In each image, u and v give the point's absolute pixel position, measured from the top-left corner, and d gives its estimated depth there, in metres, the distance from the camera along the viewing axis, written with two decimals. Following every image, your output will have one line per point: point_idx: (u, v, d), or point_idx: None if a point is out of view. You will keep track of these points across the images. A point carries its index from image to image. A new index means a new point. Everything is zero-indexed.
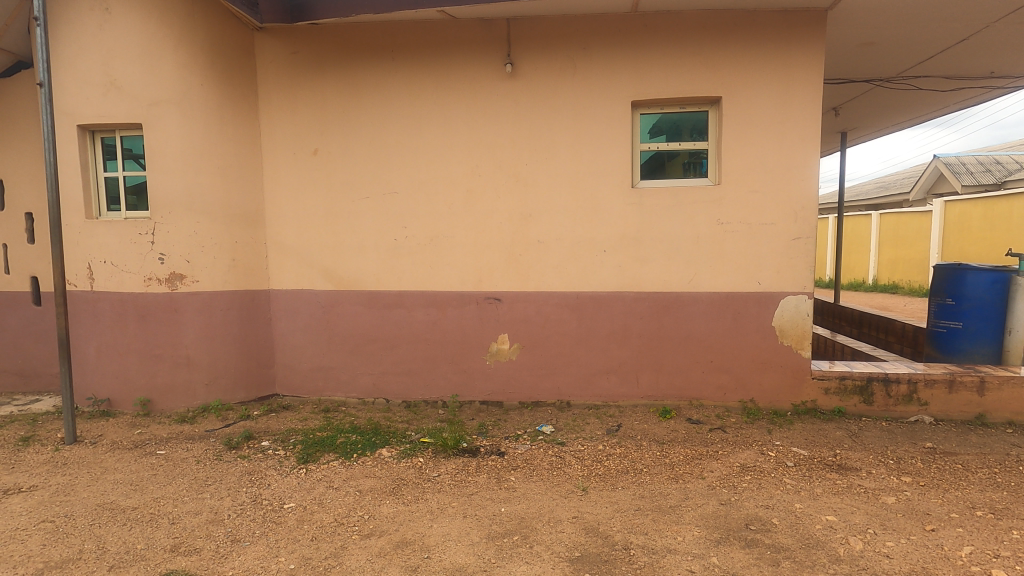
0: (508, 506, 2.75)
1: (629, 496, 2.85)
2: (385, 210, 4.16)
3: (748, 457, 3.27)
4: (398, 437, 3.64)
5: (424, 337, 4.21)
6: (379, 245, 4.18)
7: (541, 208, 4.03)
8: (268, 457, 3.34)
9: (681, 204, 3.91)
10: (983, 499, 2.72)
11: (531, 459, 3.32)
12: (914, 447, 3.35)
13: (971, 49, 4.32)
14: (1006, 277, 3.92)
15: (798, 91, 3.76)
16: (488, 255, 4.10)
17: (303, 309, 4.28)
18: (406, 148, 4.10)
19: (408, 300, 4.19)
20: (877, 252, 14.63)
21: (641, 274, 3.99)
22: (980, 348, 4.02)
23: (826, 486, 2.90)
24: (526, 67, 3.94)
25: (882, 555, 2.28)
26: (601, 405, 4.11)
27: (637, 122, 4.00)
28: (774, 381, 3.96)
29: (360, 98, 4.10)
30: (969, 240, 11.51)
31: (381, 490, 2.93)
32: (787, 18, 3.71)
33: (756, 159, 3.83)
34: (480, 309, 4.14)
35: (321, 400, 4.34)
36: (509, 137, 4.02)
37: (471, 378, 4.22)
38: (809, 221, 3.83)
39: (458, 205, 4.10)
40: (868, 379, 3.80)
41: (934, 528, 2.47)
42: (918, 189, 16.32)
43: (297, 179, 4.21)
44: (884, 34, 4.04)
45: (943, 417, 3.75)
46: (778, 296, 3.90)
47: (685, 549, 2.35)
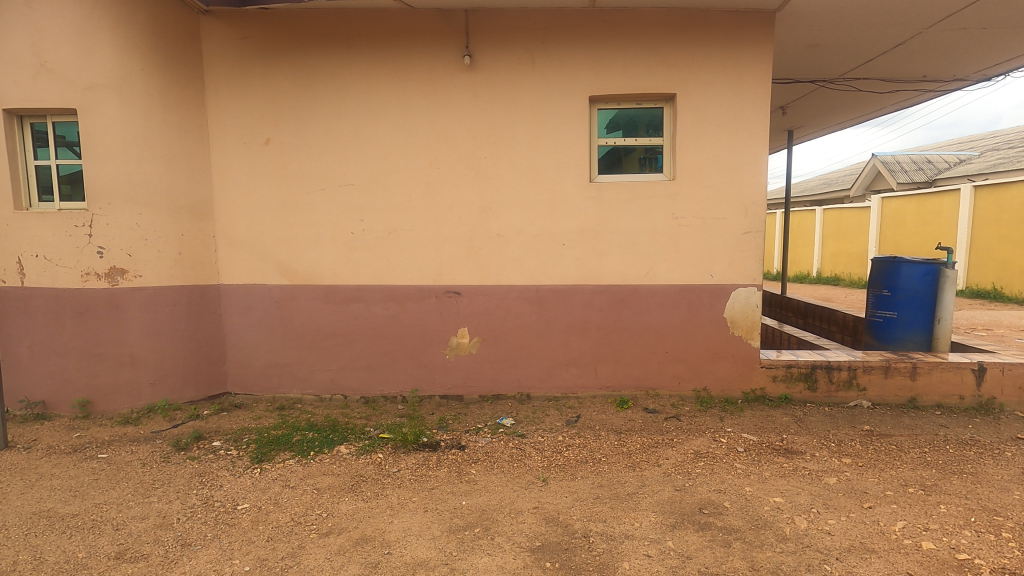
0: (469, 499, 2.76)
1: (588, 485, 2.90)
2: (342, 202, 4.07)
3: (702, 444, 3.38)
4: (357, 433, 3.59)
5: (383, 331, 4.15)
6: (336, 239, 4.09)
7: (501, 202, 4.03)
8: (220, 458, 3.23)
9: (638, 199, 3.99)
10: (915, 476, 2.91)
11: (491, 452, 3.33)
12: (853, 430, 3.55)
13: (906, 54, 4.57)
14: (936, 270, 4.17)
15: (749, 91, 3.88)
16: (448, 248, 4.08)
17: (256, 304, 4.15)
18: (363, 139, 4.02)
19: (367, 294, 4.11)
20: (820, 245, 15.32)
21: (600, 267, 4.05)
22: (913, 336, 4.28)
23: (774, 469, 3.04)
24: (485, 59, 3.92)
25: (824, 532, 2.41)
26: (561, 396, 4.16)
27: (594, 117, 4.05)
28: (726, 370, 4.10)
29: (314, 87, 3.99)
30: (905, 234, 12.21)
31: (340, 487, 2.89)
32: (738, 19, 3.83)
33: (709, 156, 3.94)
34: (440, 303, 4.12)
35: (275, 398, 4.23)
36: (468, 130, 3.99)
37: (431, 372, 4.19)
38: (758, 216, 3.98)
39: (417, 197, 4.05)
40: (812, 367, 3.99)
41: (871, 505, 2.62)
42: (858, 186, 17.21)
43: (248, 170, 4.06)
44: (828, 36, 4.22)
45: (879, 402, 3.97)
46: (729, 288, 4.03)
47: (643, 534, 2.42)
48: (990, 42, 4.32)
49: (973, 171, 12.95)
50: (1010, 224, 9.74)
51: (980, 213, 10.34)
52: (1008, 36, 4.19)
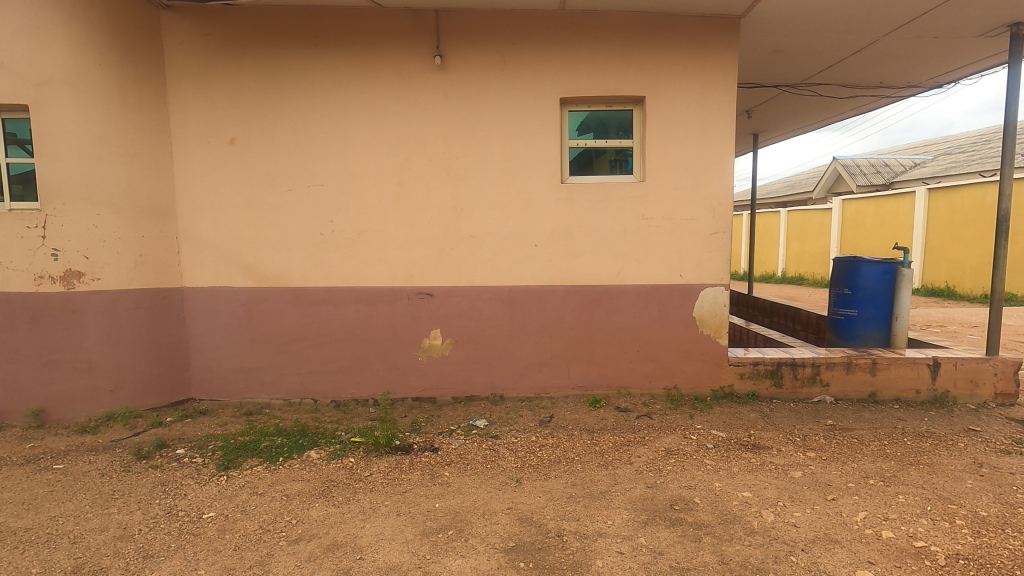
0: (443, 502, 2.74)
1: (561, 484, 2.92)
2: (311, 202, 4.00)
3: (673, 441, 3.44)
4: (327, 437, 3.53)
5: (353, 334, 4.09)
6: (304, 240, 4.02)
7: (473, 203, 4.02)
8: (184, 466, 3.13)
9: (609, 200, 4.03)
10: (875, 468, 3.01)
11: (464, 453, 3.31)
12: (817, 424, 3.65)
13: (864, 60, 4.73)
14: (894, 268, 4.34)
15: (715, 94, 3.97)
16: (420, 249, 4.05)
17: (222, 307, 4.05)
18: (332, 139, 3.96)
19: (337, 296, 4.05)
20: (785, 246, 15.74)
21: (572, 267, 4.08)
22: (872, 333, 4.43)
23: (742, 464, 3.11)
24: (455, 59, 3.91)
25: (790, 524, 2.47)
26: (534, 397, 4.17)
27: (565, 118, 4.08)
28: (696, 368, 4.17)
29: (281, 85, 3.91)
30: (864, 235, 12.65)
31: (310, 493, 2.83)
32: (704, 24, 3.90)
33: (678, 158, 4.01)
34: (412, 304, 4.08)
35: (242, 403, 4.12)
36: (440, 131, 3.97)
37: (403, 375, 4.15)
38: (725, 217, 4.07)
39: (388, 198, 4.01)
40: (778, 364, 4.09)
41: (835, 497, 2.71)
42: (820, 188, 17.76)
43: (212, 169, 3.96)
44: (791, 42, 4.34)
45: (842, 397, 4.09)
46: (698, 287, 4.11)
47: (615, 532, 2.45)
48: (941, 51, 4.51)
49: (927, 174, 13.50)
50: (962, 225, 10.18)
51: (934, 214, 10.79)
52: (958, 46, 4.38)
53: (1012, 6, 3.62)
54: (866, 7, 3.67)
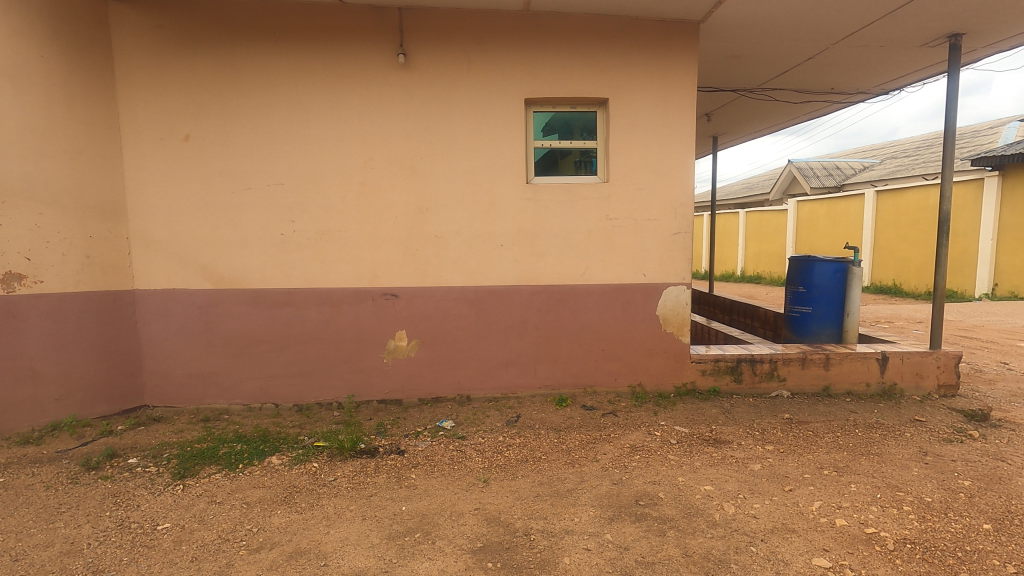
0: (409, 505, 2.71)
1: (528, 483, 2.93)
2: (271, 202, 3.90)
3: (638, 438, 3.49)
4: (289, 443, 3.44)
5: (316, 336, 4.01)
6: (264, 240, 3.91)
7: (438, 202, 4.00)
8: (136, 476, 3.01)
9: (573, 200, 4.07)
10: (829, 459, 3.13)
11: (431, 455, 3.29)
12: (774, 418, 3.77)
13: (816, 67, 4.92)
14: (845, 267, 4.52)
15: (676, 97, 4.05)
16: (384, 250, 3.99)
17: (177, 311, 3.91)
18: (292, 137, 3.87)
19: (299, 298, 3.96)
20: (744, 246, 16.22)
21: (538, 267, 4.10)
22: (826, 329, 4.61)
23: (704, 459, 3.18)
24: (419, 58, 3.88)
25: (750, 516, 2.55)
26: (501, 396, 4.17)
27: (530, 119, 4.09)
28: (660, 366, 4.24)
29: (239, 81, 3.80)
30: (818, 235, 13.15)
31: (272, 500, 2.76)
32: (665, 28, 3.99)
33: (640, 160, 4.08)
34: (377, 305, 4.02)
35: (199, 410, 3.98)
36: (404, 130, 3.93)
37: (368, 377, 4.09)
38: (686, 217, 4.16)
39: (351, 197, 3.94)
40: (738, 360, 4.21)
41: (792, 488, 2.80)
42: (777, 190, 18.38)
43: (165, 168, 3.82)
44: (748, 48, 4.47)
45: (798, 391, 4.24)
46: (661, 286, 4.19)
47: (582, 529, 2.47)
48: (887, 59, 4.72)
49: (875, 177, 14.13)
50: (907, 226, 10.70)
51: (881, 216, 11.30)
52: (901, 55, 4.60)
53: (950, 18, 3.83)
54: (817, 16, 3.82)
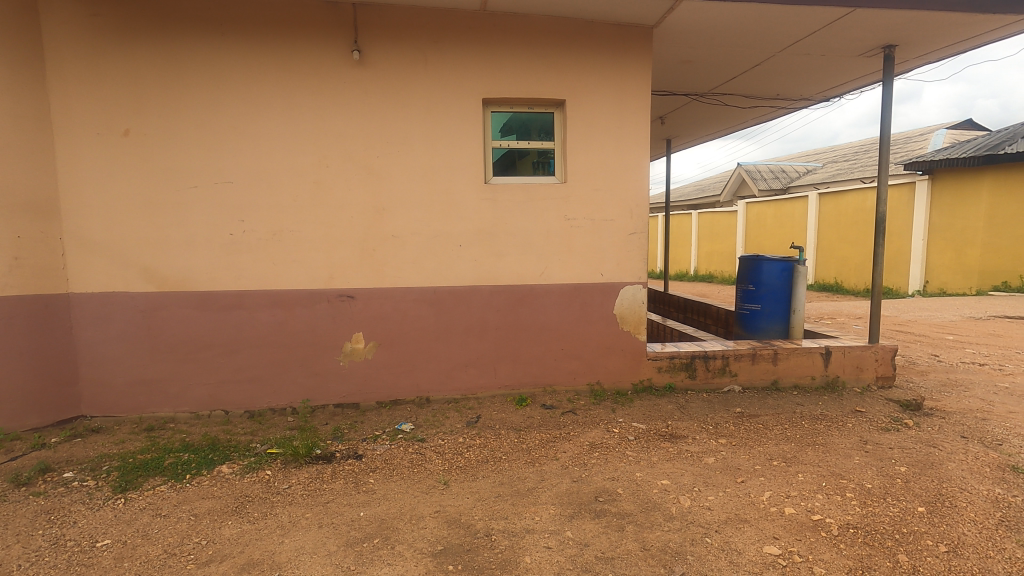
0: (368, 510, 2.66)
1: (489, 484, 2.92)
2: (219, 201, 3.75)
3: (597, 435, 3.54)
4: (241, 450, 3.32)
5: (269, 339, 3.88)
6: (212, 240, 3.76)
7: (395, 202, 3.94)
8: (73, 491, 2.83)
9: (531, 200, 4.09)
10: (778, 450, 3.26)
11: (390, 459, 3.24)
12: (727, 413, 3.89)
13: (763, 73, 5.11)
14: (791, 266, 4.71)
15: (631, 100, 4.13)
16: (340, 250, 3.90)
17: (117, 315, 3.71)
18: (242, 133, 3.73)
19: (250, 300, 3.83)
20: (697, 247, 16.70)
21: (496, 267, 4.10)
22: (773, 325, 4.79)
23: (661, 454, 3.26)
24: (375, 55, 3.81)
25: (705, 507, 2.62)
26: (461, 397, 4.14)
27: (488, 119, 4.09)
28: (618, 364, 4.31)
29: (183, 74, 3.64)
30: (765, 236, 13.67)
31: (222, 511, 2.65)
32: (619, 32, 4.06)
33: (597, 161, 4.14)
34: (333, 307, 3.93)
35: (142, 419, 3.78)
36: (359, 128, 3.85)
37: (324, 380, 3.99)
38: (641, 217, 4.24)
39: (304, 196, 3.83)
40: (692, 357, 4.32)
41: (743, 479, 2.90)
42: (727, 192, 19.02)
43: (103, 164, 3.62)
44: (699, 54, 4.60)
45: (749, 386, 4.38)
46: (618, 286, 4.26)
47: (542, 527, 2.48)
48: (828, 67, 4.95)
49: (818, 180, 14.82)
50: (847, 227, 11.27)
51: (824, 217, 11.86)
52: (841, 64, 4.84)
53: (885, 30, 4.05)
54: (764, 24, 3.96)
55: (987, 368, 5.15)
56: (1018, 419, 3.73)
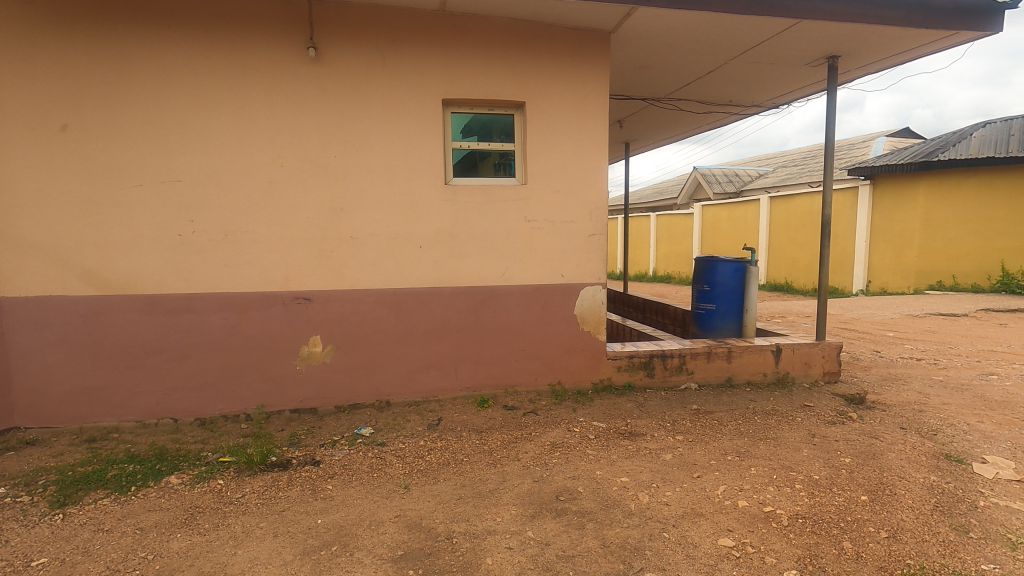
0: (325, 517, 2.60)
1: (450, 486, 2.90)
2: (166, 200, 3.60)
3: (558, 435, 3.57)
4: (191, 460, 3.19)
5: (220, 344, 3.74)
6: (158, 242, 3.60)
7: (354, 202, 3.87)
8: (5, 507, 2.66)
9: (492, 201, 4.09)
10: (732, 445, 3.36)
11: (349, 464, 3.17)
12: (684, 410, 3.99)
13: (716, 80, 5.27)
14: (744, 267, 4.89)
15: (590, 103, 4.19)
16: (296, 252, 3.81)
17: (54, 320, 3.51)
18: (190, 130, 3.59)
19: (200, 303, 3.69)
20: (655, 248, 17.06)
21: (457, 269, 4.08)
22: (727, 324, 4.94)
23: (620, 452, 3.31)
24: (331, 52, 3.74)
25: (663, 503, 2.68)
26: (422, 400, 4.10)
27: (448, 120, 4.07)
28: (578, 364, 4.35)
29: (126, 68, 3.48)
30: (720, 237, 14.08)
31: (170, 523, 2.54)
32: (578, 36, 4.11)
33: (557, 163, 4.18)
34: (288, 310, 3.83)
35: (83, 429, 3.59)
36: (315, 127, 3.77)
37: (280, 385, 3.87)
38: (601, 219, 4.31)
39: (258, 196, 3.72)
40: (650, 356, 4.40)
41: (699, 474, 2.98)
42: (684, 195, 19.52)
43: (39, 160, 3.42)
44: (655, 59, 4.71)
45: (704, 383, 4.50)
46: (578, 286, 4.31)
47: (504, 528, 2.48)
48: (777, 75, 5.14)
49: (769, 184, 15.38)
50: (796, 229, 11.73)
51: (775, 219, 12.32)
52: (789, 73, 5.04)
53: (828, 41, 4.25)
54: (716, 32, 4.09)
55: (923, 363, 5.46)
56: (951, 410, 3.96)
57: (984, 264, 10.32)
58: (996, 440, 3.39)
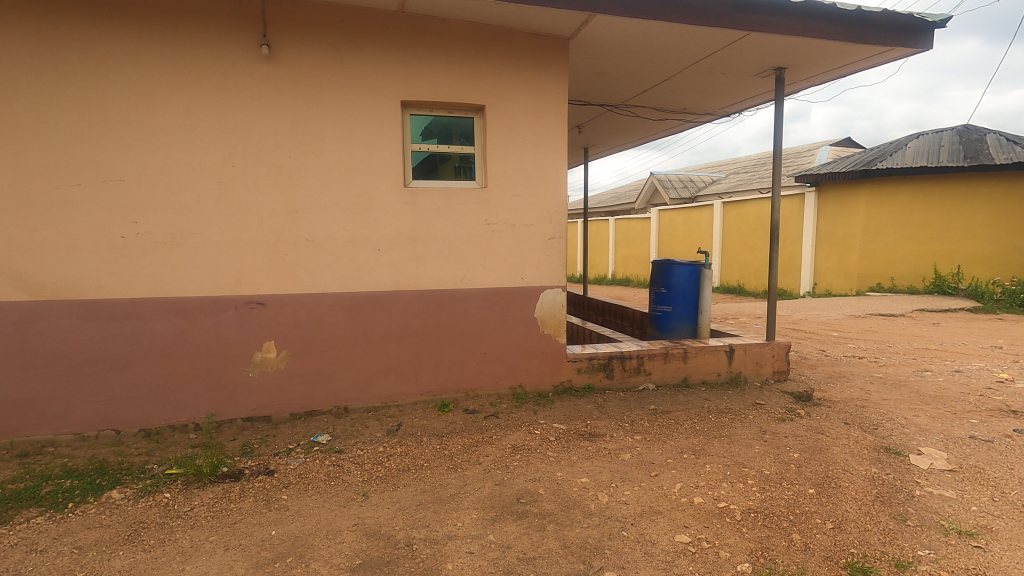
0: (280, 528, 2.52)
1: (410, 492, 2.86)
2: (107, 199, 3.42)
3: (519, 437, 3.58)
4: (134, 473, 3.04)
5: (167, 351, 3.58)
6: (99, 243, 3.43)
7: (310, 204, 3.78)
8: None
9: (452, 204, 4.07)
10: (688, 444, 3.45)
11: (305, 473, 3.09)
12: (642, 410, 4.07)
13: (671, 88, 5.41)
14: (698, 270, 5.04)
15: (549, 108, 4.23)
16: (249, 255, 3.69)
17: None
18: (134, 128, 3.44)
19: (145, 309, 3.52)
20: (614, 251, 17.35)
21: (417, 272, 4.04)
22: (683, 325, 5.07)
23: (580, 453, 3.34)
24: (284, 50, 3.65)
25: (622, 502, 2.72)
26: (381, 406, 4.03)
27: (407, 122, 4.03)
28: (539, 366, 4.37)
29: (63, 60, 3.30)
30: (676, 241, 14.45)
31: (111, 541, 2.41)
32: (537, 42, 4.15)
33: (517, 166, 4.20)
34: (240, 314, 3.70)
35: (14, 444, 3.37)
36: (269, 126, 3.67)
37: (231, 394, 3.73)
38: (560, 223, 4.35)
39: (208, 197, 3.59)
40: (609, 357, 4.47)
41: (656, 473, 3.04)
42: (642, 199, 19.94)
43: None
44: (612, 66, 4.80)
45: (661, 383, 4.60)
46: (538, 289, 4.33)
47: (465, 533, 2.47)
48: (728, 85, 5.33)
49: (722, 190, 15.89)
50: (748, 233, 12.16)
51: (727, 224, 12.74)
52: (740, 82, 5.23)
53: (776, 53, 4.43)
54: (670, 41, 4.20)
55: (865, 361, 5.74)
56: (890, 405, 4.18)
57: (918, 267, 10.87)
58: (930, 432, 3.60)
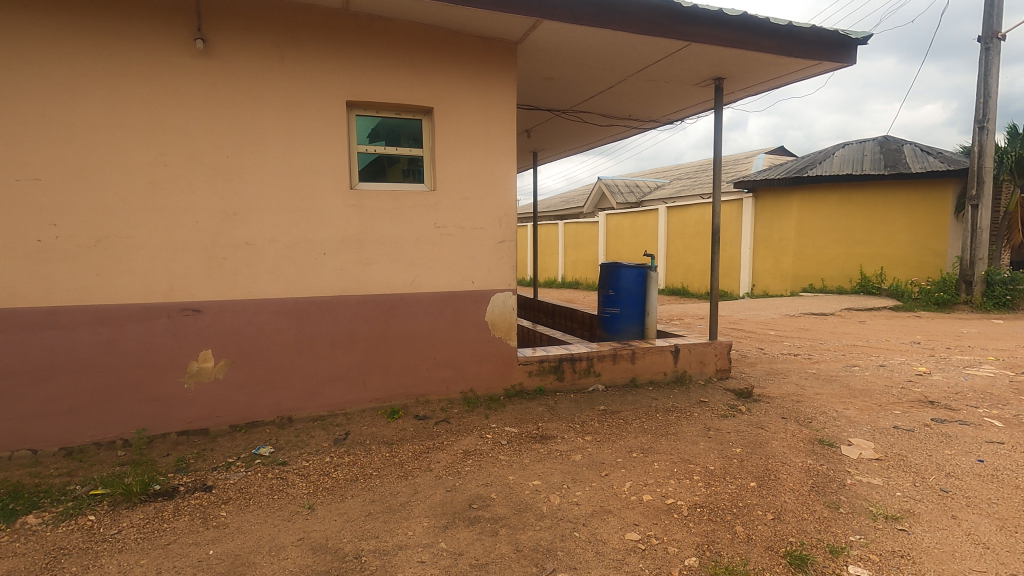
0: (218, 547, 2.39)
1: (359, 503, 2.78)
2: (20, 200, 3.16)
3: (470, 442, 3.55)
4: (54, 496, 2.81)
5: (92, 363, 3.34)
6: (11, 248, 3.16)
7: (250, 207, 3.63)
8: None
9: (400, 207, 4.00)
10: (637, 443, 3.52)
11: (246, 487, 2.95)
12: (592, 411, 4.12)
13: (617, 95, 5.54)
14: (645, 272, 5.18)
15: (498, 112, 4.24)
16: (183, 259, 3.49)
17: None
18: (52, 123, 3.19)
19: (66, 318, 3.27)
20: (564, 254, 17.59)
21: (364, 276, 3.95)
22: (631, 327, 5.17)
23: (532, 455, 3.35)
24: (222, 46, 3.49)
25: (573, 503, 2.74)
26: (328, 414, 3.90)
27: (353, 123, 3.94)
28: (490, 370, 4.35)
29: None
30: (623, 244, 14.80)
31: (26, 571, 2.22)
32: (485, 45, 4.15)
33: (466, 169, 4.18)
34: (173, 323, 3.50)
35: None
36: (204, 125, 3.49)
37: (164, 406, 3.52)
38: (510, 226, 4.36)
39: (137, 198, 3.38)
40: (560, 360, 4.50)
41: (607, 473, 3.08)
42: (590, 204, 20.32)
43: None
44: (560, 72, 4.87)
45: (611, 384, 4.68)
46: (489, 293, 4.32)
47: (416, 541, 2.42)
48: (671, 93, 5.50)
49: (666, 195, 16.41)
50: (691, 237, 12.60)
51: (672, 228, 13.15)
52: (681, 91, 5.41)
53: (715, 64, 4.62)
54: (616, 49, 4.31)
55: (800, 358, 6.05)
56: (823, 399, 4.41)
57: (846, 268, 11.57)
58: (859, 424, 3.83)
